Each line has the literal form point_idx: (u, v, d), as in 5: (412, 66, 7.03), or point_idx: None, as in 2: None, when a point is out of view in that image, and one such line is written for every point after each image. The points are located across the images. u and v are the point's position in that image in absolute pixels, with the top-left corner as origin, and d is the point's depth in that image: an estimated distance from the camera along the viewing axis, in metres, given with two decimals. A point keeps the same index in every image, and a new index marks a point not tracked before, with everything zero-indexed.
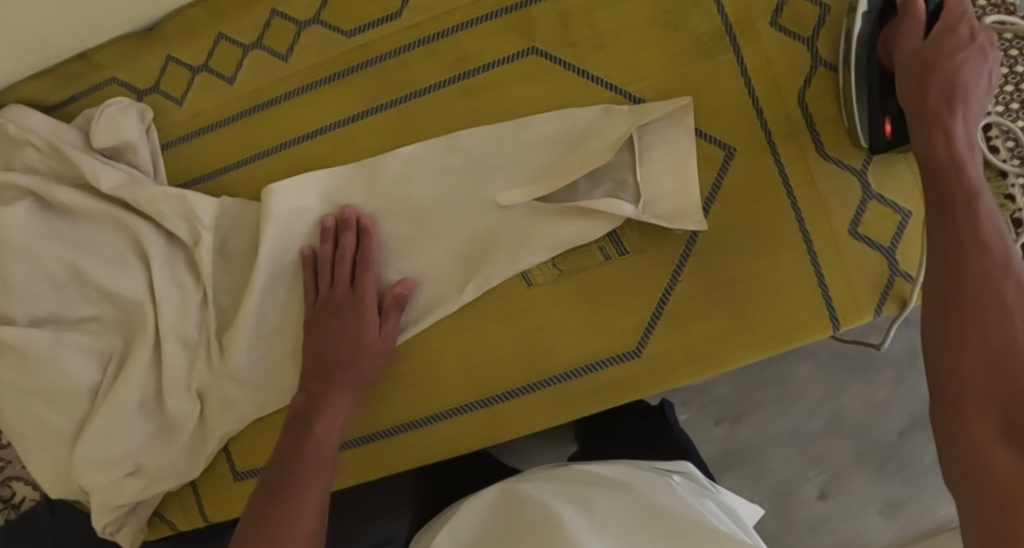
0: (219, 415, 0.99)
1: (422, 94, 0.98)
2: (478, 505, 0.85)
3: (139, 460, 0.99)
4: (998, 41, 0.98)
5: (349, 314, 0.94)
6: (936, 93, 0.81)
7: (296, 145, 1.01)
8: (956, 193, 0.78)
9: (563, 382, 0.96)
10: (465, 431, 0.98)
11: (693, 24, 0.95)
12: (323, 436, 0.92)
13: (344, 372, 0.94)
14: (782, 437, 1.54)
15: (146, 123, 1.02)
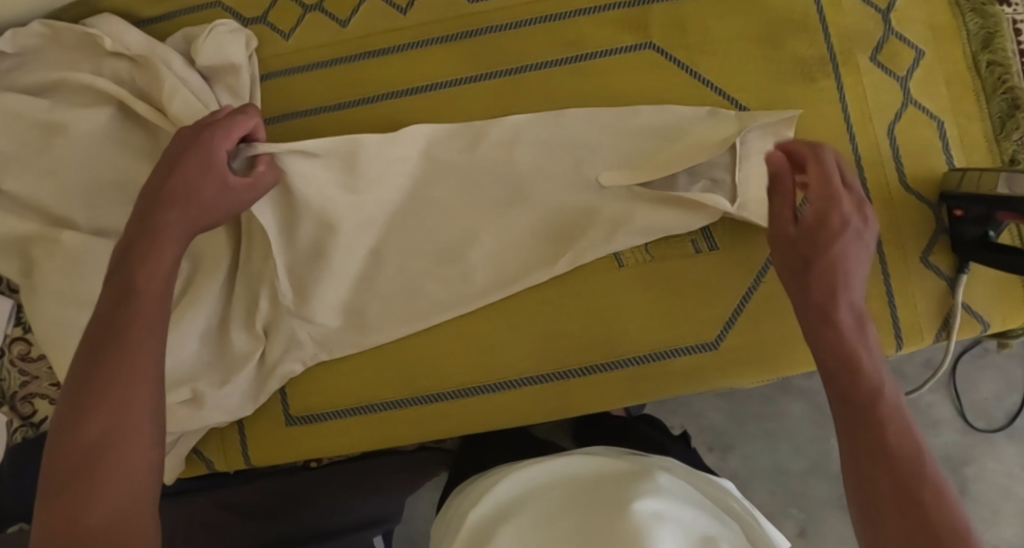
0: (284, 353, 0.96)
1: (538, 68, 0.99)
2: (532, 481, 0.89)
3: (195, 387, 0.94)
4: None
5: (194, 158, 0.81)
6: (817, 279, 0.78)
7: (399, 98, 1.00)
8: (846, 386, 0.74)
9: (636, 365, 0.96)
10: (535, 402, 0.96)
11: (801, 47, 1.00)
12: (161, 289, 0.77)
13: (175, 212, 0.80)
14: (769, 470, 1.51)
15: (250, 51, 1.01)
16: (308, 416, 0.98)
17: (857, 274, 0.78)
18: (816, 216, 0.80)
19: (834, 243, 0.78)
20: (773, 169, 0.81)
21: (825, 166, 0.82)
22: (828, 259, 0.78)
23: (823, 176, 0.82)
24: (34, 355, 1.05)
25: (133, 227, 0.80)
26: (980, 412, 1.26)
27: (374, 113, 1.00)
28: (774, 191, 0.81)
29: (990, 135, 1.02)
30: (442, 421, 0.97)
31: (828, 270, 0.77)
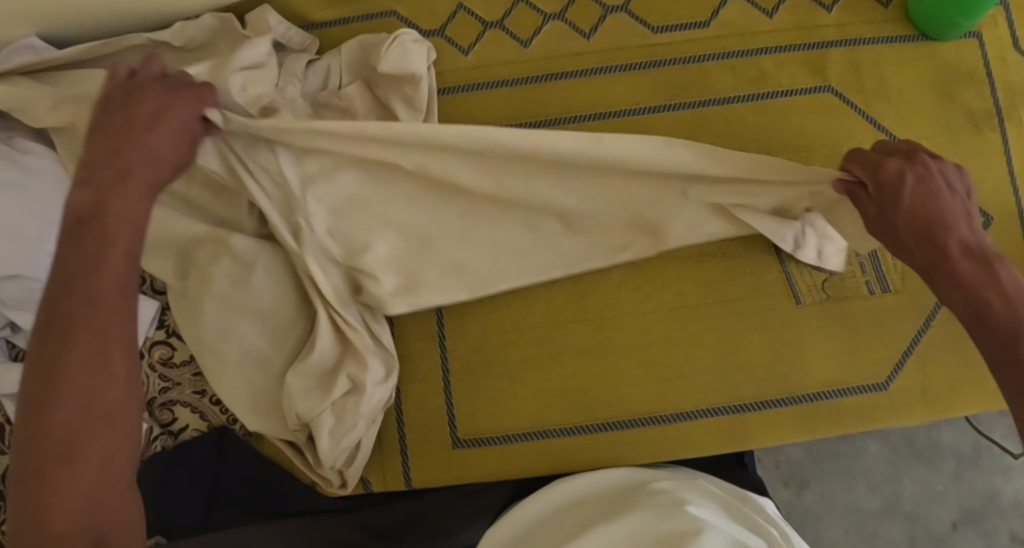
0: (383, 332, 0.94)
1: (720, 103, 1.00)
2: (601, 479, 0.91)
3: (352, 374, 0.91)
4: None
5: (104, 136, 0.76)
6: (924, 246, 0.77)
7: (581, 122, 1.00)
8: (992, 301, 0.72)
9: (808, 402, 0.97)
10: (710, 434, 0.96)
11: (968, 100, 1.04)
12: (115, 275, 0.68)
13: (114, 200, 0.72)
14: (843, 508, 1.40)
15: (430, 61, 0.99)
16: (477, 440, 0.96)
17: (985, 298, 0.73)
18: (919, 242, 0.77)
19: (975, 269, 0.75)
20: (874, 204, 0.81)
21: (909, 188, 0.79)
22: (970, 306, 0.73)
23: (956, 214, 0.78)
24: (177, 362, 1.00)
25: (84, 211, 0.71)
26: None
27: (555, 136, 1.00)
28: (915, 222, 0.78)
29: None
30: (616, 449, 0.96)
31: (981, 306, 0.73)
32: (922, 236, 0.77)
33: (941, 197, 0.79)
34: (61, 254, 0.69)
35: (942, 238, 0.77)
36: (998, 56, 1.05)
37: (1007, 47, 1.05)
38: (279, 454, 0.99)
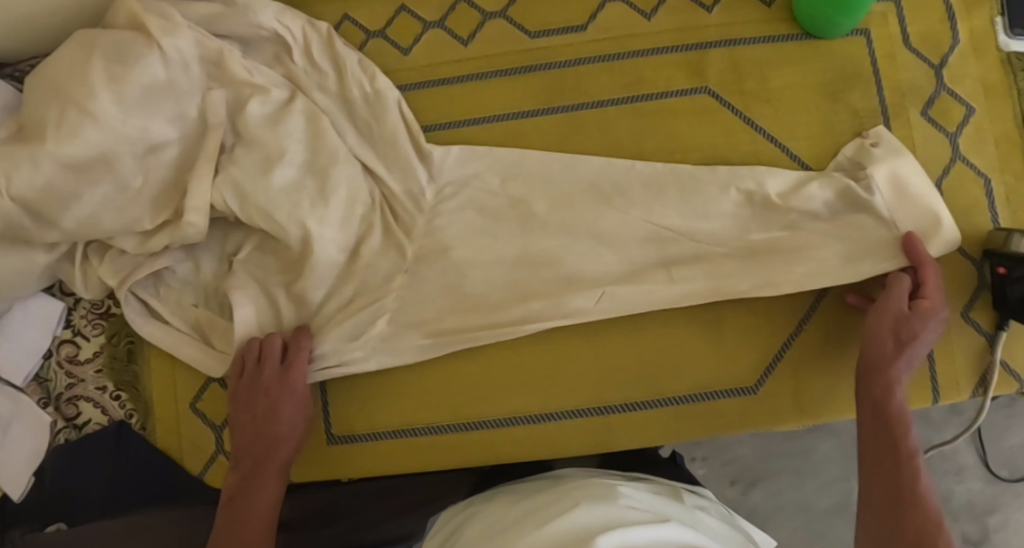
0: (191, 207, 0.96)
1: (594, 106, 1.01)
2: (504, 491, 0.94)
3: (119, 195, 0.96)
4: None
5: None
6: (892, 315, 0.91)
7: (459, 127, 1.02)
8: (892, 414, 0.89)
9: (675, 405, 0.97)
10: (576, 434, 0.98)
11: (852, 100, 1.02)
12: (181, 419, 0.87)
13: None
14: (792, 508, 1.40)
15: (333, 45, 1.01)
16: (349, 437, 1.00)
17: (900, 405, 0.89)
18: (905, 361, 0.90)
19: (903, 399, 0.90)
20: (883, 336, 0.90)
21: (925, 333, 0.90)
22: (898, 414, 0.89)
23: (923, 349, 0.91)
24: (82, 358, 1.04)
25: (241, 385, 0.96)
26: (1004, 460, 1.43)
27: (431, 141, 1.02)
28: (903, 341, 0.90)
29: None
30: (486, 449, 0.98)
31: (895, 430, 0.88)
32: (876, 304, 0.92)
33: (931, 336, 0.91)
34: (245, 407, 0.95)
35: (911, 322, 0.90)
36: (887, 54, 1.03)
37: (897, 44, 1.04)
38: (172, 447, 1.03)
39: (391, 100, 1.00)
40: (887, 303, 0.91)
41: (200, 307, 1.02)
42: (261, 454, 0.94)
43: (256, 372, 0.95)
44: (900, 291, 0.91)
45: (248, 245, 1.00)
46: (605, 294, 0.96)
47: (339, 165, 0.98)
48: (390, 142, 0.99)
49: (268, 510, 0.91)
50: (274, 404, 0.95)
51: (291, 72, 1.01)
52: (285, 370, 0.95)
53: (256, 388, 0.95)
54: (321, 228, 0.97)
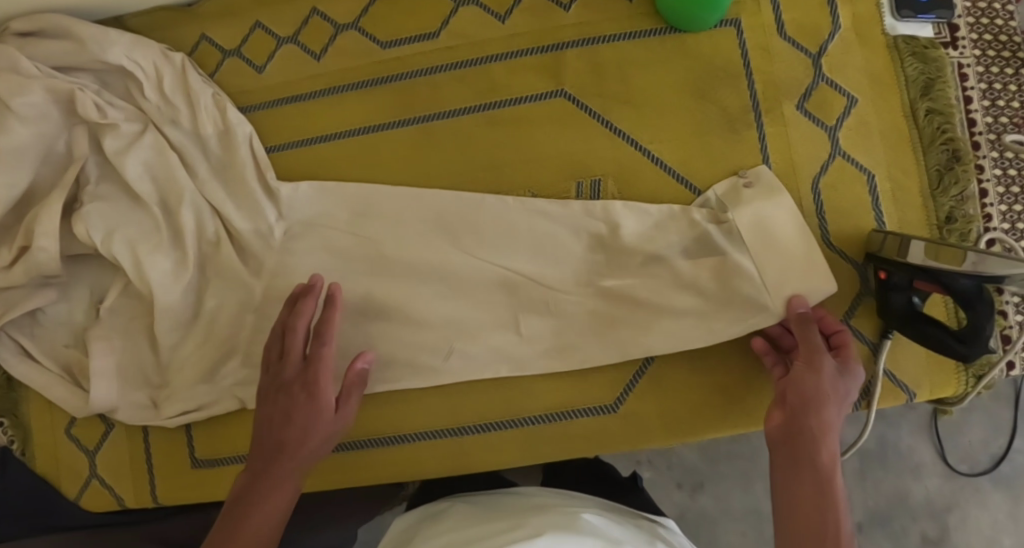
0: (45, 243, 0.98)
1: (446, 117, 0.98)
2: (467, 505, 0.96)
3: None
4: (999, 159, 0.98)
5: None
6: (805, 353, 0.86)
7: (314, 145, 1.00)
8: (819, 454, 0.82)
9: (533, 425, 0.94)
10: (433, 457, 0.96)
11: (722, 96, 0.96)
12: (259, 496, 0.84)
13: None
14: (739, 512, 1.29)
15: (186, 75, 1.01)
16: (214, 461, 1.00)
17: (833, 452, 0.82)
18: (830, 404, 0.84)
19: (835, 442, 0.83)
20: (808, 379, 0.85)
21: (843, 382, 0.85)
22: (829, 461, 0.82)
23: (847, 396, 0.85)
24: None
25: (268, 389, 0.90)
26: (963, 455, 1.26)
27: (290, 161, 1.01)
28: (828, 393, 0.84)
29: (925, 190, 0.97)
30: (346, 472, 0.97)
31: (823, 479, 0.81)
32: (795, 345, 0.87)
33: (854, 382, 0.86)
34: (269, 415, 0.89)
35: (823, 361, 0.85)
36: (760, 45, 0.97)
37: (772, 34, 0.97)
38: (51, 472, 1.03)
39: (243, 135, 1.00)
40: (800, 359, 0.86)
41: (71, 349, 1.02)
42: (271, 462, 0.87)
43: (312, 385, 0.89)
44: (815, 339, 0.86)
45: (113, 292, 1.00)
46: (453, 351, 0.94)
47: (186, 208, 1.00)
48: (240, 177, 1.00)
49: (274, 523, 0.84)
50: (320, 425, 0.89)
51: (143, 107, 1.01)
52: (320, 384, 0.90)
53: (301, 416, 0.89)
54: (172, 281, 1.00)
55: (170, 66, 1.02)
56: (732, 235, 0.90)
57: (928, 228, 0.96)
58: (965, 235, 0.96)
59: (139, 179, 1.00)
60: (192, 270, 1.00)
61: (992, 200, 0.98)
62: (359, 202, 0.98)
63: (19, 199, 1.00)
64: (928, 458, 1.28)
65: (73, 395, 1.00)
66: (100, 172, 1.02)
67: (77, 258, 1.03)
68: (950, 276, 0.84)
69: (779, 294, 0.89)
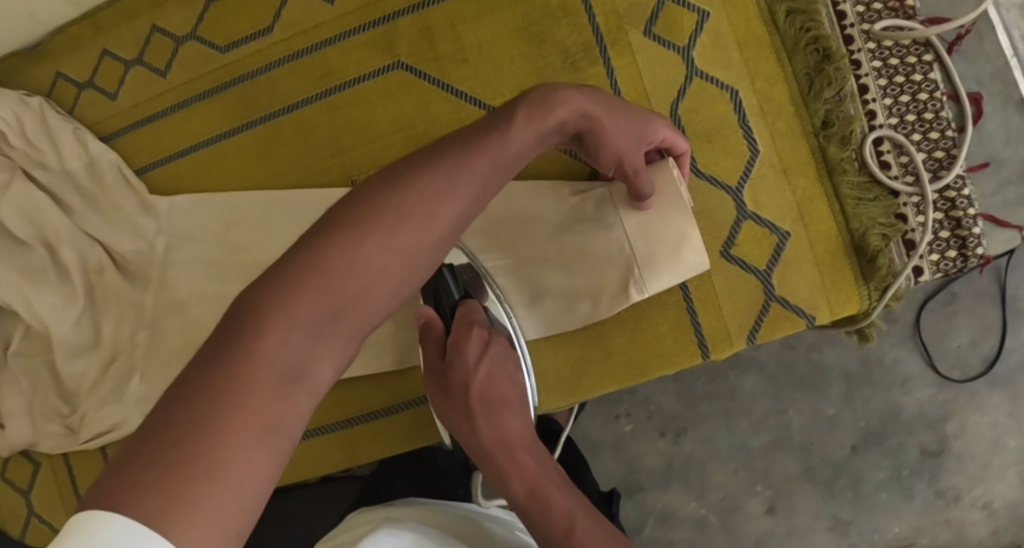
0: None
1: (289, 111, 0.98)
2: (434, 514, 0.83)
3: None
4: (877, 50, 0.91)
5: None
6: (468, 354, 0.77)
7: (172, 161, 1.02)
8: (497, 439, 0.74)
9: (421, 405, 0.94)
10: (328, 451, 0.96)
11: (560, 37, 0.92)
12: (283, 326, 0.57)
13: None
14: (726, 452, 1.17)
15: (45, 114, 1.03)
16: None
17: (526, 469, 0.73)
18: (489, 420, 0.75)
19: (532, 462, 0.74)
20: (453, 413, 0.77)
21: (474, 381, 0.76)
22: (526, 483, 0.73)
23: (509, 405, 0.77)
24: None
25: (376, 179, 0.65)
26: (954, 361, 1.14)
27: (156, 179, 1.02)
28: (472, 406, 0.75)
29: (796, 96, 0.90)
30: None
31: (538, 488, 0.72)
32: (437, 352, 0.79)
33: (501, 380, 0.78)
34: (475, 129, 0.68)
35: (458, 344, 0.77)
36: None
37: None
38: None
39: (108, 163, 1.02)
40: (427, 384, 0.80)
41: None
42: (359, 223, 0.61)
43: (536, 107, 0.69)
44: (431, 356, 0.79)
45: (16, 335, 1.02)
46: None
47: (63, 243, 1.00)
48: (114, 202, 1.00)
49: (358, 336, 0.62)
50: (552, 111, 0.69)
51: (10, 155, 1.01)
52: (537, 110, 0.69)
53: (537, 98, 0.70)
54: (63, 316, 1.00)
55: (28, 110, 1.03)
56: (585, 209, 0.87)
57: (804, 138, 0.89)
58: (847, 138, 0.89)
59: (15, 222, 1.00)
60: (81, 302, 1.00)
61: (873, 94, 0.90)
62: (219, 209, 0.98)
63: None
64: (917, 368, 1.15)
65: None
66: None
67: None
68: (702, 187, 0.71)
69: (658, 271, 0.85)
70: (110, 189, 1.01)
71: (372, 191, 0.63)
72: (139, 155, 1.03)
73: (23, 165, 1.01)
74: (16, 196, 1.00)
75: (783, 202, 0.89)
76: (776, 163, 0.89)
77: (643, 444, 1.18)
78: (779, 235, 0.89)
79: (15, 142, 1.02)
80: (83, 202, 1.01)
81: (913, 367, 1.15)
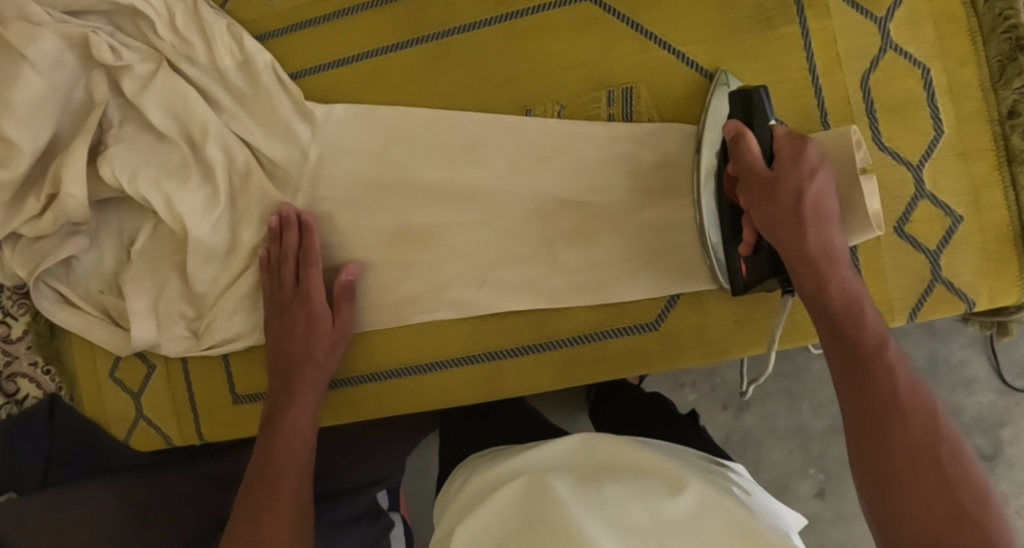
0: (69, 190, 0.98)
1: (464, 30, 0.94)
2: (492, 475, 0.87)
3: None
4: None
5: None
6: (788, 170, 0.77)
7: (330, 69, 0.98)
8: (823, 262, 0.75)
9: (570, 346, 0.93)
10: (466, 382, 0.95)
11: None
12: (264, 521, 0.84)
13: None
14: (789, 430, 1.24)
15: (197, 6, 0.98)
16: (254, 396, 1.01)
17: (847, 283, 0.75)
18: (818, 222, 0.76)
19: (851, 276, 0.76)
20: (764, 204, 0.77)
21: (805, 189, 0.76)
22: (843, 295, 0.75)
23: (836, 219, 0.77)
24: (14, 337, 1.06)
25: (276, 381, 0.94)
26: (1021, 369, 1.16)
27: (311, 86, 0.99)
28: (803, 209, 0.75)
29: (985, 82, 0.89)
30: (375, 399, 0.97)
31: (856, 314, 0.75)
32: (763, 176, 0.77)
33: (831, 198, 0.77)
34: (272, 340, 0.94)
35: (807, 166, 0.77)
36: None
37: None
38: (100, 416, 1.06)
39: (265, 64, 0.97)
40: (743, 188, 0.79)
41: (105, 294, 1.03)
42: (274, 442, 0.90)
43: (279, 326, 0.94)
44: (753, 162, 0.78)
45: (144, 233, 1.00)
46: (487, 281, 0.92)
47: (211, 142, 0.96)
48: (268, 105, 0.97)
49: (302, 491, 0.88)
50: (294, 341, 0.93)
51: (158, 47, 0.99)
52: (289, 332, 0.93)
53: (276, 341, 0.94)
54: (202, 216, 0.97)
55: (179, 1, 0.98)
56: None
57: (988, 124, 0.89)
58: None
59: (161, 117, 0.98)
60: (222, 205, 0.97)
61: None
62: (381, 127, 0.95)
63: (44, 150, 1.01)
64: (984, 373, 1.17)
65: (115, 337, 1.02)
66: (123, 109, 1.01)
67: (102, 201, 1.03)
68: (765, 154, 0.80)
69: None
70: (258, 94, 0.97)
71: (269, 424, 0.92)
72: (294, 63, 0.99)
73: (173, 59, 0.99)
74: (164, 93, 0.98)
75: (962, 185, 0.89)
76: (957, 146, 0.89)
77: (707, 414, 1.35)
78: (952, 218, 0.89)
79: (167, 33, 0.98)
80: (232, 106, 0.98)
81: (1005, 371, 1.16)
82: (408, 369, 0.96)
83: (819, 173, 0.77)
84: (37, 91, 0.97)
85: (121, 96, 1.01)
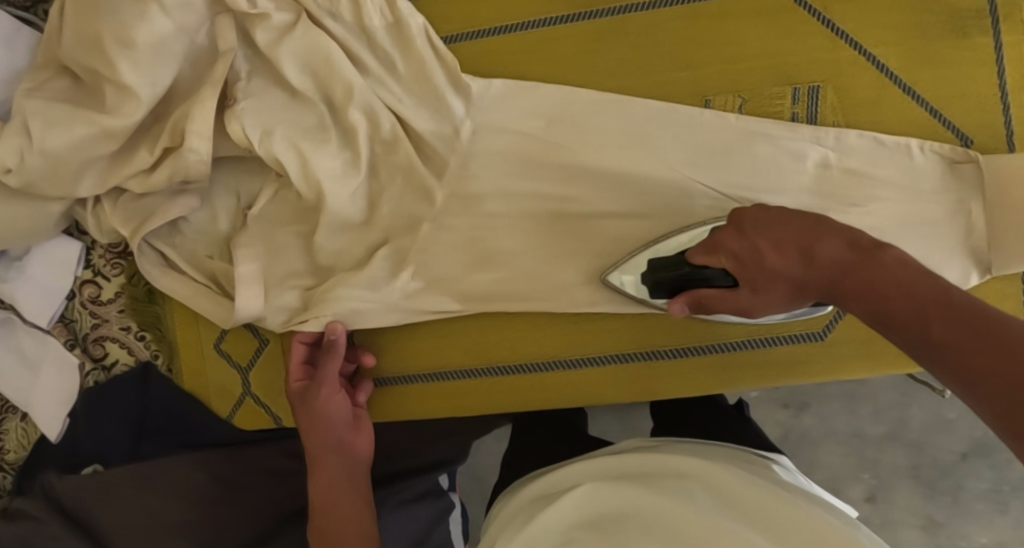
0: (190, 146, 0.89)
1: (642, 8, 0.88)
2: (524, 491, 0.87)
3: (107, 124, 0.89)
4: None
5: None
6: (737, 262, 0.75)
7: (492, 36, 0.91)
8: (843, 296, 0.68)
9: (729, 351, 0.89)
10: (620, 380, 0.91)
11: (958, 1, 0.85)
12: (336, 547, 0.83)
13: None
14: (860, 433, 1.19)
15: None
16: (397, 377, 0.96)
17: (873, 287, 0.66)
18: (801, 264, 0.71)
19: (880, 277, 0.66)
20: (761, 300, 0.75)
21: (760, 252, 0.73)
22: (875, 313, 0.66)
23: (812, 233, 0.71)
24: (104, 299, 0.99)
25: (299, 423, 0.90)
26: None
27: (467, 53, 0.92)
28: (777, 272, 0.72)
29: None
30: (525, 390, 0.93)
31: (889, 310, 0.65)
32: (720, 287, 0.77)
33: (785, 224, 0.72)
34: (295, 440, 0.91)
35: (748, 235, 0.74)
36: None
37: None
38: (200, 391, 1.00)
39: (418, 28, 0.89)
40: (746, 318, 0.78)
41: (214, 259, 0.96)
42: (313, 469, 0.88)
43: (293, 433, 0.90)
44: (718, 298, 0.78)
45: (265, 197, 0.92)
46: None
47: (355, 107, 0.89)
48: (422, 72, 0.89)
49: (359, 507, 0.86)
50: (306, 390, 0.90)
51: None
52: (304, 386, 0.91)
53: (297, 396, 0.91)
54: (340, 184, 0.90)
55: None
56: (983, 178, 0.84)
57: None
58: None
59: (297, 73, 0.89)
60: (362, 173, 0.90)
61: None
62: (547, 104, 0.89)
63: (160, 98, 0.91)
64: None
65: (220, 309, 0.94)
66: (250, 60, 0.92)
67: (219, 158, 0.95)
68: (702, 274, 0.79)
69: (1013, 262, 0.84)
70: (408, 57, 0.89)
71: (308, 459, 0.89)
72: (451, 28, 0.92)
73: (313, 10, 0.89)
74: (299, 47, 0.89)
75: None
76: None
77: (766, 413, 1.29)
78: None
79: None
80: (377, 67, 0.89)
81: None
82: (565, 362, 0.92)
83: (761, 227, 0.74)
84: (161, 32, 0.87)
85: (249, 45, 0.92)
